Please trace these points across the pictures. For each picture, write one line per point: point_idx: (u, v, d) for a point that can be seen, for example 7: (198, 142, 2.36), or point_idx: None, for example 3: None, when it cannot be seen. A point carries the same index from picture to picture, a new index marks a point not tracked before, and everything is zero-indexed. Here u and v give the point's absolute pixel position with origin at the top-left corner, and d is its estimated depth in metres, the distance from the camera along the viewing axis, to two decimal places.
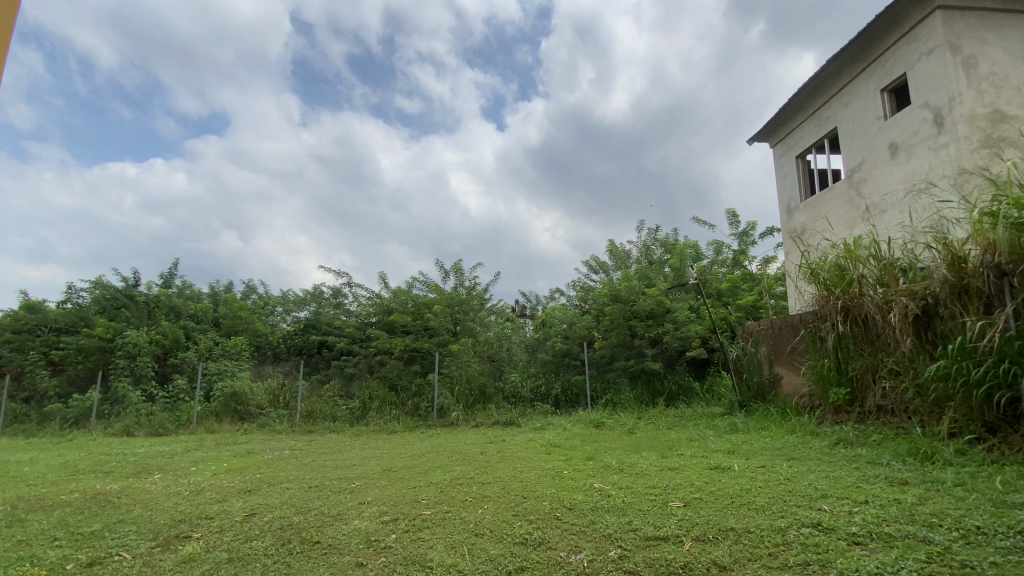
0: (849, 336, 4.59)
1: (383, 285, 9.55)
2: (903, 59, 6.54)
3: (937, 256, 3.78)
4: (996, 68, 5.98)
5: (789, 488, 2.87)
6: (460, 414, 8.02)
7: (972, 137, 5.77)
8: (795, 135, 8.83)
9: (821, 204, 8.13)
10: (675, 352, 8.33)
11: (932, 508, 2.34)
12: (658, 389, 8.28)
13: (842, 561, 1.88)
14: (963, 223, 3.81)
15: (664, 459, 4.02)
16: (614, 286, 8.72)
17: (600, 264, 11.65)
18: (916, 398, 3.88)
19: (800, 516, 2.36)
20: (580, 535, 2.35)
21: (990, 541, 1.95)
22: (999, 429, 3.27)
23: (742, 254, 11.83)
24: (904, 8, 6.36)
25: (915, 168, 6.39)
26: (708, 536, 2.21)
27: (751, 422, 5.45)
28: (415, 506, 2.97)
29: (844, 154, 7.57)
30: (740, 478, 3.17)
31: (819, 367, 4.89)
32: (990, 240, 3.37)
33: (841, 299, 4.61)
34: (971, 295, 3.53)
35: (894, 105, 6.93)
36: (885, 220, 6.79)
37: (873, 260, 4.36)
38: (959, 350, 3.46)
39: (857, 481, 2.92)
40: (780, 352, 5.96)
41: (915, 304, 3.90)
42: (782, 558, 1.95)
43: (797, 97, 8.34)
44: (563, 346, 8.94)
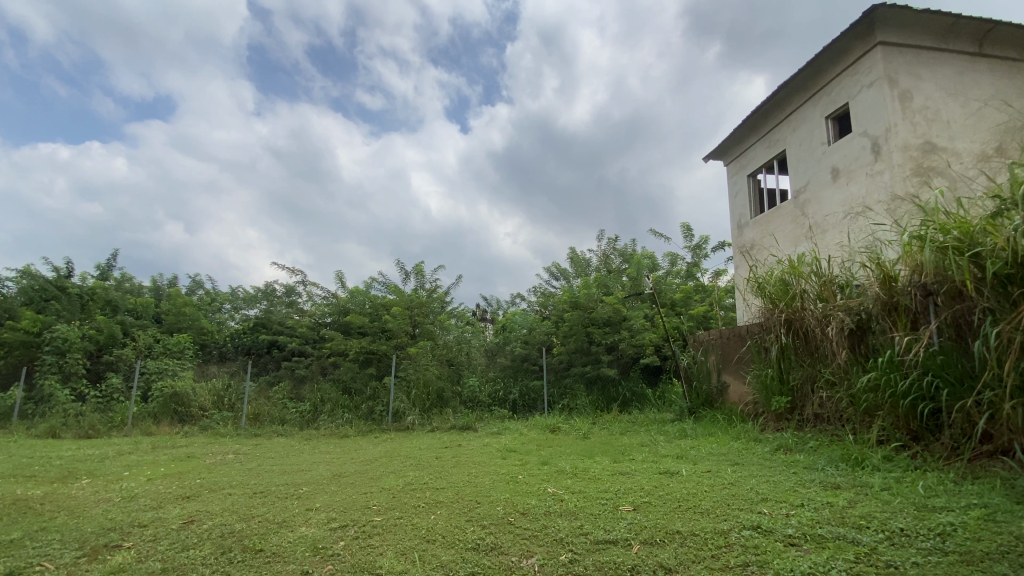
0: (791, 348, 4.85)
1: (339, 285, 9.38)
2: (847, 89, 7.00)
3: (870, 275, 4.07)
4: (929, 103, 6.45)
5: (732, 493, 2.99)
6: (415, 419, 7.86)
7: (903, 167, 6.25)
8: (747, 155, 9.27)
9: (769, 221, 8.59)
10: (629, 359, 8.58)
11: (861, 511, 2.50)
12: (613, 395, 8.44)
13: (779, 561, 1.97)
14: (895, 245, 4.07)
15: (616, 464, 4.11)
16: (574, 293, 8.86)
17: (561, 271, 11.82)
18: (848, 408, 4.14)
19: (742, 519, 2.46)
20: (531, 540, 2.37)
21: (913, 543, 2.09)
22: (922, 438, 3.52)
23: (694, 267, 12.28)
24: (847, 43, 6.81)
25: (854, 193, 6.86)
26: (657, 539, 2.28)
27: (699, 428, 5.65)
28: (365, 513, 2.90)
29: (791, 176, 8.04)
30: (687, 483, 3.30)
31: (763, 377, 5.14)
32: (917, 261, 3.62)
33: (784, 312, 4.87)
34: (900, 311, 3.81)
35: (837, 132, 7.40)
36: (826, 240, 7.25)
37: (815, 277, 4.64)
38: (888, 363, 3.73)
39: (794, 485, 3.09)
40: (728, 361, 6.22)
41: (851, 318, 4.17)
42: (724, 560, 2.03)
43: (749, 119, 8.76)
44: (522, 351, 9.02)
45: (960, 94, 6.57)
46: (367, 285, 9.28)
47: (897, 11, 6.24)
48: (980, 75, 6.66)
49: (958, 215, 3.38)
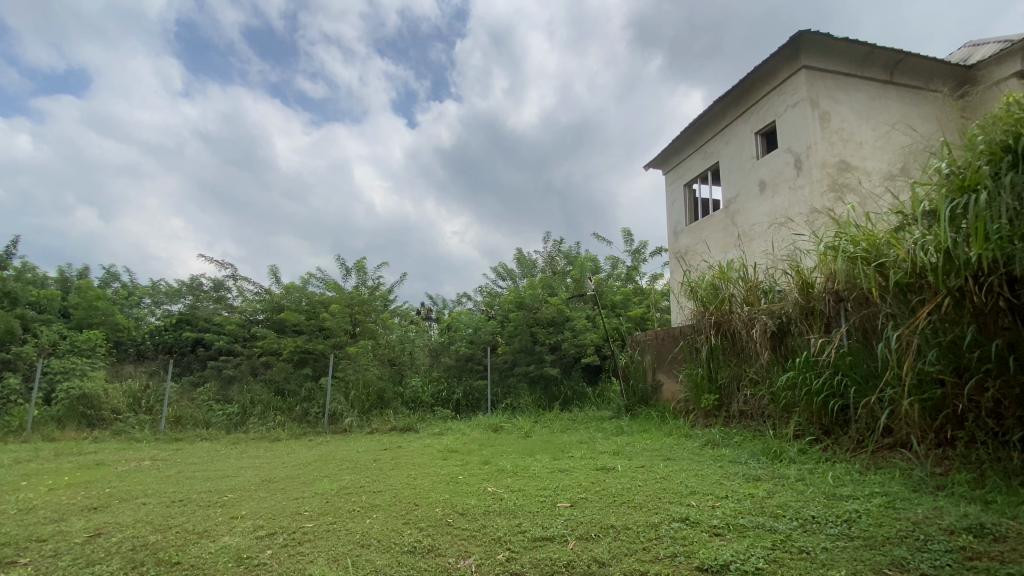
0: (719, 348, 5.14)
1: (274, 281, 8.93)
2: (774, 108, 7.51)
3: (791, 281, 4.38)
4: (844, 124, 7.04)
5: (664, 487, 3.13)
6: (353, 421, 7.60)
7: (821, 182, 6.80)
8: (684, 165, 9.72)
9: (702, 229, 9.07)
10: (571, 358, 8.76)
11: (778, 501, 2.69)
12: (555, 394, 8.55)
13: (704, 551, 2.08)
14: (812, 253, 4.39)
15: (555, 461, 4.18)
16: (520, 293, 8.98)
17: (507, 271, 11.89)
18: (769, 405, 4.45)
19: (672, 512, 2.58)
20: (469, 540, 2.36)
21: (822, 529, 2.27)
22: (832, 432, 3.83)
23: (634, 270, 12.74)
24: (775, 64, 7.30)
25: (779, 205, 7.38)
26: (592, 534, 2.34)
27: (635, 424, 5.86)
28: (295, 519, 2.78)
29: (724, 186, 8.53)
30: (622, 478, 3.41)
31: (694, 375, 5.41)
32: (831, 269, 3.95)
33: (714, 315, 5.16)
34: (815, 316, 4.14)
35: (765, 147, 7.92)
36: (753, 248, 7.75)
37: (741, 281, 4.94)
38: (804, 363, 4.04)
39: (720, 478, 3.27)
40: (662, 361, 6.49)
41: (772, 321, 4.48)
42: (654, 552, 2.11)
43: (686, 131, 9.20)
44: (467, 351, 8.97)
45: (871, 117, 7.19)
46: (304, 281, 8.89)
47: (819, 38, 6.76)
48: (889, 101, 7.30)
49: (865, 227, 3.66)
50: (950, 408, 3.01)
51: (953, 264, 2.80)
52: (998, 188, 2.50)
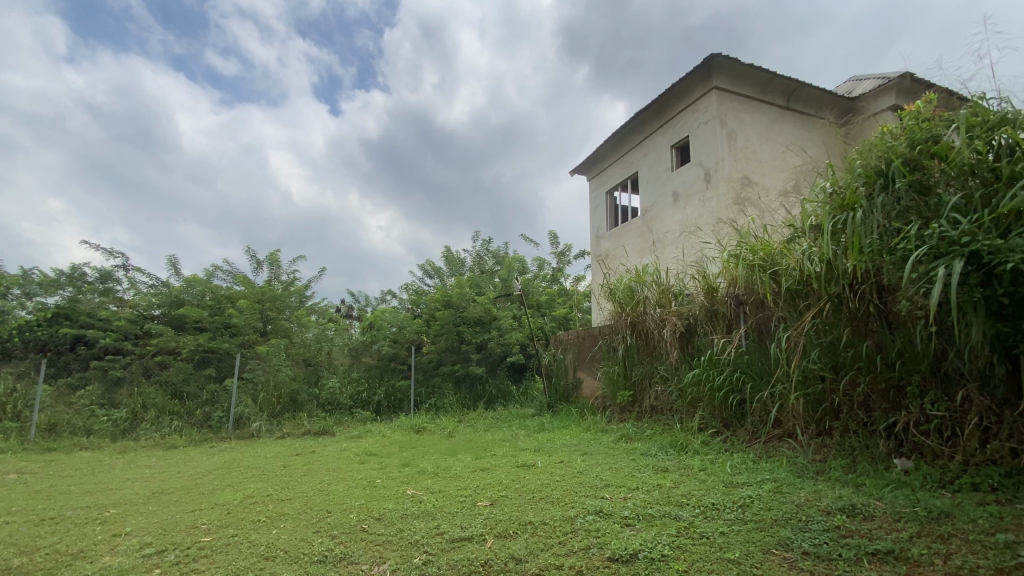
0: (634, 347, 5.43)
1: (172, 272, 8.14)
2: (688, 124, 8.06)
3: (698, 285, 4.73)
4: (748, 143, 7.69)
5: (580, 480, 3.24)
6: (262, 425, 7.10)
7: (727, 195, 7.37)
8: (606, 172, 10.15)
9: (622, 234, 9.53)
10: (497, 357, 8.81)
11: (683, 490, 2.89)
12: (479, 393, 8.50)
13: (615, 541, 2.17)
14: (717, 261, 4.75)
15: (478, 460, 4.18)
16: (447, 292, 8.93)
17: (435, 270, 11.74)
18: (677, 400, 4.75)
19: (586, 505, 2.67)
20: (385, 545, 2.29)
21: (720, 515, 2.47)
22: (731, 425, 4.16)
23: (559, 272, 13.10)
24: (690, 83, 7.83)
25: (690, 214, 7.91)
26: (509, 532, 2.36)
27: (555, 421, 6.01)
28: (191, 533, 2.54)
29: (642, 194, 9.01)
30: (541, 474, 3.48)
31: (611, 373, 5.67)
32: (732, 275, 4.31)
33: (630, 315, 5.45)
34: (718, 317, 4.49)
35: (679, 160, 8.47)
36: (667, 254, 8.25)
37: (655, 285, 5.25)
38: (709, 361, 4.37)
39: (632, 470, 3.45)
40: (582, 359, 6.74)
41: (681, 322, 4.80)
42: (569, 545, 2.18)
43: (609, 140, 9.61)
44: (390, 351, 8.74)
45: (770, 138, 7.91)
46: (209, 272, 8.20)
47: (729, 63, 7.34)
48: (786, 125, 8.07)
49: (763, 238, 4.01)
50: (829, 401, 3.38)
51: (833, 273, 3.15)
52: (870, 208, 2.85)
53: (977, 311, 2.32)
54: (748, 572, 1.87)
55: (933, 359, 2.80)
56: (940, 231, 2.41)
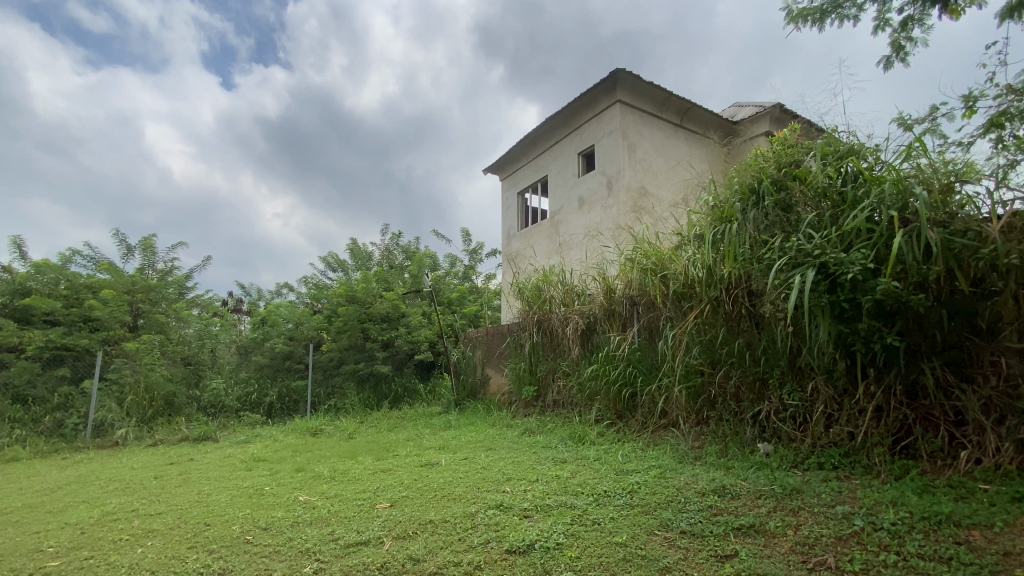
0: (539, 344, 5.62)
1: (15, 255, 6.91)
2: (594, 133, 8.47)
3: (598, 286, 5.00)
4: (646, 156, 8.26)
5: (483, 476, 3.27)
6: (129, 432, 6.25)
7: (627, 202, 7.86)
8: (517, 173, 10.36)
9: (532, 234, 9.79)
10: (404, 355, 8.59)
11: (579, 479, 3.04)
12: (384, 392, 8.19)
13: (514, 534, 2.22)
14: (616, 264, 5.06)
15: (379, 462, 4.05)
16: (352, 286, 8.59)
17: (338, 263, 11.16)
18: (577, 394, 4.97)
19: (487, 500, 2.71)
20: (271, 557, 2.13)
21: (612, 501, 2.63)
22: (623, 416, 4.44)
23: (470, 269, 13.11)
24: (597, 94, 8.23)
25: (594, 219, 8.33)
26: (409, 532, 2.32)
27: (462, 418, 6.01)
28: (31, 559, 2.17)
29: (551, 197, 9.32)
30: (445, 472, 3.46)
31: (518, 369, 5.81)
32: (628, 277, 4.60)
33: (537, 314, 5.63)
34: (615, 316, 4.78)
35: (585, 167, 8.88)
36: (572, 255, 8.62)
37: (560, 285, 5.47)
38: (606, 357, 4.64)
39: (533, 463, 3.56)
40: (491, 356, 6.83)
41: (583, 320, 5.05)
42: (469, 541, 2.18)
43: (521, 143, 9.81)
44: (285, 348, 8.27)
45: (666, 152, 8.57)
46: (65, 256, 7.08)
47: (631, 79, 7.81)
48: (679, 141, 8.79)
49: (655, 244, 4.33)
50: (705, 393, 3.74)
51: (712, 278, 3.49)
52: (744, 221, 3.20)
53: (824, 314, 2.69)
54: (634, 553, 2.01)
55: (790, 355, 3.21)
56: (798, 245, 2.76)
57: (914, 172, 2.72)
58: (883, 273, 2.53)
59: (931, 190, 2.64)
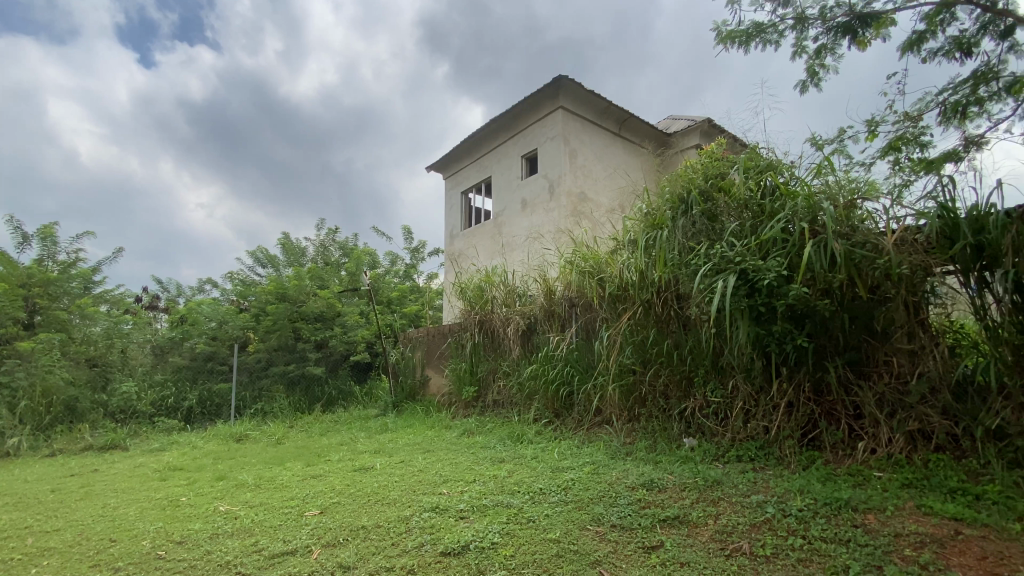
0: (480, 344, 5.62)
1: None
2: (537, 136, 8.60)
3: (539, 288, 5.08)
4: (587, 161, 8.48)
5: (419, 478, 3.23)
6: (20, 442, 5.59)
7: (568, 206, 8.05)
8: (461, 173, 10.32)
9: (475, 235, 9.78)
10: (339, 356, 8.29)
11: (516, 478, 3.07)
12: (317, 395, 7.83)
13: (449, 536, 2.21)
14: (556, 266, 5.16)
15: (309, 468, 3.88)
16: (282, 284, 8.20)
17: (269, 259, 10.59)
18: (516, 394, 5.02)
19: (423, 503, 2.67)
20: (186, 572, 1.99)
21: (548, 499, 2.68)
22: (561, 414, 4.54)
23: (411, 268, 12.88)
24: (540, 99, 8.36)
25: (536, 222, 8.46)
26: (339, 539, 2.25)
27: (399, 421, 5.89)
28: None
29: (494, 198, 9.36)
30: (380, 476, 3.38)
31: (458, 370, 5.78)
32: (567, 279, 4.71)
33: (479, 314, 5.63)
34: (554, 317, 4.87)
35: (528, 169, 8.99)
36: (514, 256, 8.70)
37: (502, 286, 5.51)
38: (545, 357, 4.72)
39: (471, 464, 3.55)
40: (431, 356, 6.75)
41: (524, 321, 5.11)
42: (402, 545, 2.15)
43: (465, 143, 9.77)
44: (207, 349, 7.78)
45: (605, 159, 8.85)
46: None
47: (574, 86, 8.01)
48: (618, 149, 9.11)
49: (593, 248, 4.46)
50: (637, 391, 3.90)
51: (644, 282, 3.64)
52: (674, 228, 3.38)
53: (744, 317, 2.89)
54: (567, 549, 2.06)
55: (714, 355, 3.42)
56: (721, 252, 2.95)
57: (823, 188, 2.99)
58: (795, 280, 2.76)
59: (836, 205, 2.91)
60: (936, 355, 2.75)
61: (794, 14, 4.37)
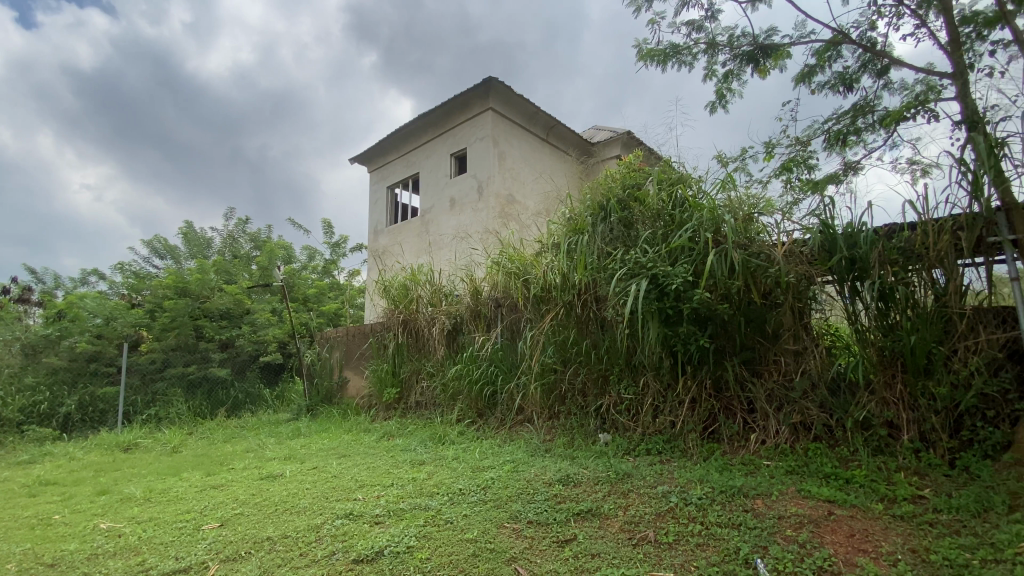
0: (404, 344, 5.51)
1: None
2: (466, 136, 8.59)
3: (465, 288, 5.07)
4: (515, 164, 8.59)
5: (333, 485, 3.09)
6: None
7: (495, 208, 8.10)
8: (387, 168, 10.04)
9: (400, 232, 9.55)
10: (248, 357, 7.72)
11: (435, 480, 3.04)
12: (221, 399, 7.13)
13: (362, 542, 2.14)
14: (483, 266, 5.18)
15: (209, 478, 3.58)
16: (183, 278, 7.64)
17: (168, 250, 9.65)
18: (439, 395, 4.97)
19: (336, 510, 2.56)
20: None
21: (467, 499, 2.68)
22: (484, 414, 4.56)
23: (332, 264, 12.32)
24: (470, 99, 8.35)
25: (464, 221, 8.44)
26: (240, 553, 2.10)
27: (314, 425, 5.60)
28: None
29: (421, 196, 9.21)
30: (289, 484, 3.20)
31: (379, 371, 5.61)
32: (494, 280, 4.75)
33: (402, 313, 5.51)
34: (480, 317, 4.89)
35: (457, 168, 8.94)
36: (441, 255, 8.62)
37: (428, 285, 5.45)
38: (469, 357, 4.72)
39: (389, 468, 3.46)
40: (350, 357, 6.50)
41: (449, 321, 5.08)
42: (311, 554, 2.05)
43: (392, 137, 9.54)
44: (91, 348, 6.84)
45: (532, 163, 9.01)
46: None
47: (503, 88, 8.08)
48: (545, 154, 9.31)
49: (519, 250, 4.53)
50: (557, 390, 4.02)
51: (566, 284, 3.76)
52: (594, 233, 3.53)
53: (654, 319, 3.08)
54: (483, 548, 2.07)
55: (627, 354, 3.60)
56: (636, 257, 3.13)
57: (726, 202, 3.25)
58: (700, 286, 2.98)
59: (737, 218, 3.18)
60: (816, 355, 3.08)
61: (705, 40, 4.73)
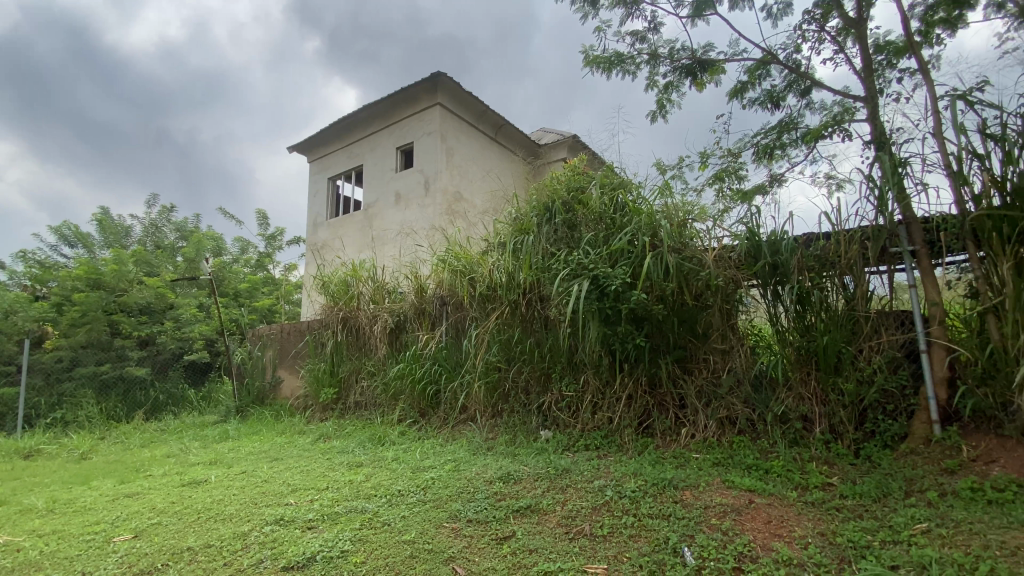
0: (344, 342, 5.34)
1: None
2: (413, 130, 8.44)
3: (409, 285, 4.99)
4: (462, 161, 8.53)
5: (263, 490, 2.95)
6: None
7: (442, 204, 8.01)
8: (329, 159, 9.68)
9: (342, 226, 9.24)
10: (171, 355, 7.18)
11: (373, 482, 2.97)
12: (138, 401, 6.57)
13: (292, 548, 2.06)
14: (427, 264, 5.11)
15: (124, 486, 3.32)
16: (95, 267, 6.90)
17: (78, 237, 8.81)
18: (380, 394, 4.86)
19: (264, 516, 2.45)
20: None
21: (406, 500, 2.64)
22: (426, 413, 4.51)
23: (267, 258, 11.71)
24: (417, 93, 8.22)
25: (409, 217, 8.29)
26: (156, 566, 1.96)
27: (243, 427, 5.31)
28: None
29: (365, 189, 8.95)
30: (215, 490, 3.02)
31: (316, 370, 5.41)
32: (439, 278, 4.71)
33: (343, 310, 5.34)
34: (424, 315, 4.82)
35: (403, 163, 8.77)
36: (384, 251, 8.42)
37: (370, 281, 5.32)
38: (412, 356, 4.65)
39: (324, 470, 3.35)
40: (285, 356, 6.21)
41: (392, 318, 4.97)
42: (236, 564, 1.95)
43: (335, 127, 9.21)
44: None
45: (480, 161, 8.99)
46: None
47: (452, 84, 8.01)
48: (493, 153, 9.32)
49: (464, 248, 4.51)
50: (500, 388, 4.04)
51: (510, 283, 3.79)
52: (539, 234, 3.58)
53: (594, 318, 3.17)
54: (421, 549, 2.05)
55: (569, 353, 3.68)
56: (578, 258, 3.20)
57: (663, 208, 3.40)
58: (637, 287, 3.10)
59: (672, 223, 3.33)
60: (741, 353, 3.29)
61: (648, 50, 4.89)
